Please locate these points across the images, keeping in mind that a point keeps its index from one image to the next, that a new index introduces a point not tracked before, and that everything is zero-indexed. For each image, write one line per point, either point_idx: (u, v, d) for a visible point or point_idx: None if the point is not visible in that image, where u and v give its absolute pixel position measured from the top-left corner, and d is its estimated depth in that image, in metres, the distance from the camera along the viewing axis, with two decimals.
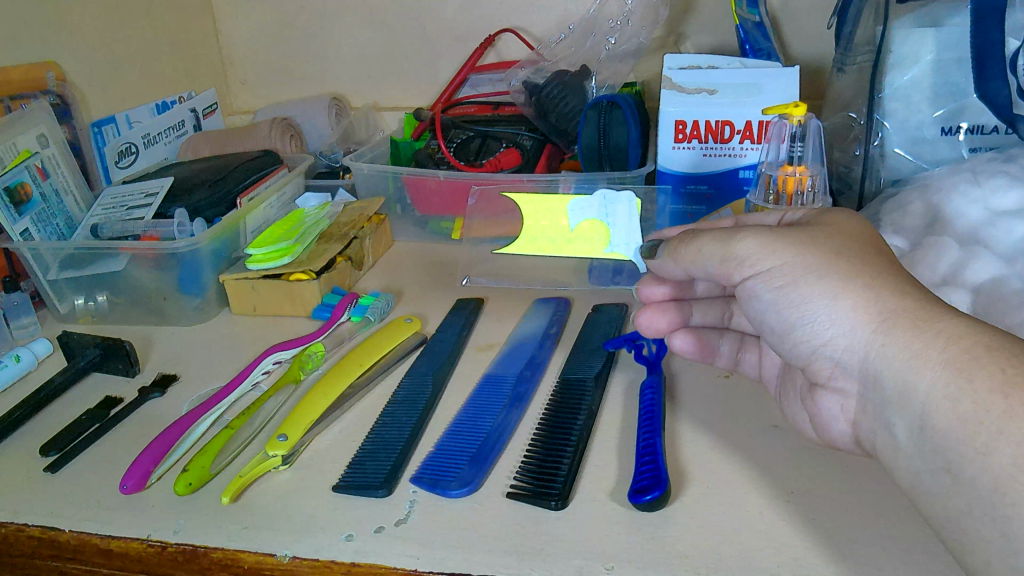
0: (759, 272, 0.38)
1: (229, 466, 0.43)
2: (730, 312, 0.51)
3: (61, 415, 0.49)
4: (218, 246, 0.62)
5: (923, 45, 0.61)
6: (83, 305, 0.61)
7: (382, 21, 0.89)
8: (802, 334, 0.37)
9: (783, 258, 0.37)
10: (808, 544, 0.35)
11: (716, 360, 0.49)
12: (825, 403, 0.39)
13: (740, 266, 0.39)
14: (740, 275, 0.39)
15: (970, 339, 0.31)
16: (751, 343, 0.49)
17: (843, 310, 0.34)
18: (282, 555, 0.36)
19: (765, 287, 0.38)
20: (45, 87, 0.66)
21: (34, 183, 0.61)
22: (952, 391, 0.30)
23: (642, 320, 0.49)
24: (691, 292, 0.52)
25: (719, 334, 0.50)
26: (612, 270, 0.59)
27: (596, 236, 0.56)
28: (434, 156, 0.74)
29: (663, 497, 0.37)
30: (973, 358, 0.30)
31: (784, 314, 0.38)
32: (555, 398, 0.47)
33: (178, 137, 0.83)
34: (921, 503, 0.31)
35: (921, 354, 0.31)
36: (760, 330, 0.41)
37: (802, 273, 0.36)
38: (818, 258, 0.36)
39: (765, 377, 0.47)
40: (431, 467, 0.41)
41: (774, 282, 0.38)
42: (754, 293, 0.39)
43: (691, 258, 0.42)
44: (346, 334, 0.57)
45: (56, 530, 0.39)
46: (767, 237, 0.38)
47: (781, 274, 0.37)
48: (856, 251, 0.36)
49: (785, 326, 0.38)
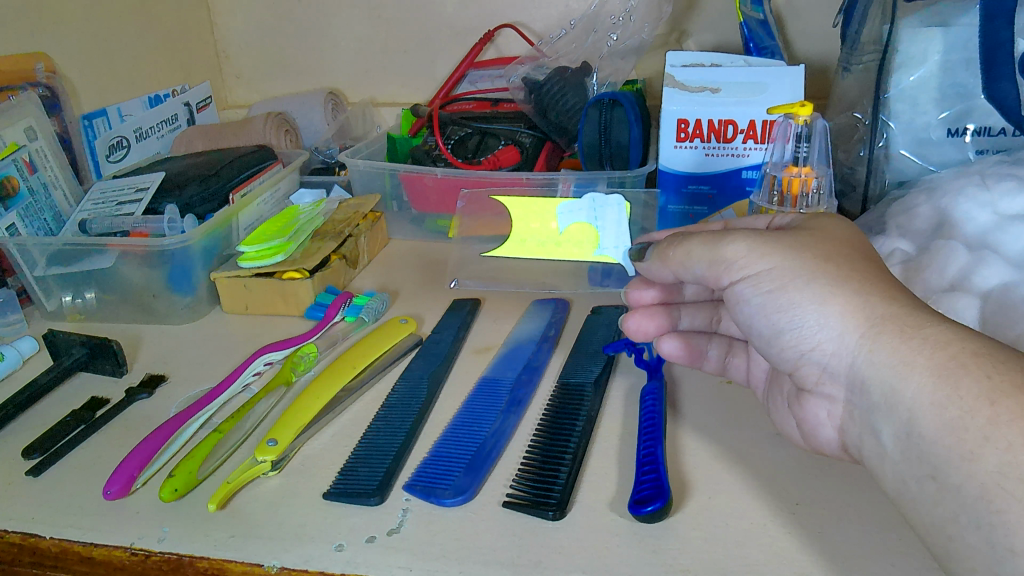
0: (746, 276, 0.37)
1: (216, 472, 0.41)
2: (719, 316, 0.50)
3: (45, 415, 0.48)
4: (209, 243, 0.61)
5: (931, 45, 0.60)
6: (71, 302, 0.60)
7: (381, 15, 0.87)
8: (789, 339, 0.36)
9: (771, 262, 0.36)
10: (803, 557, 0.34)
11: (705, 365, 0.48)
12: (812, 409, 0.38)
13: (728, 270, 0.38)
14: (728, 280, 0.38)
15: (958, 345, 0.29)
16: (740, 346, 0.47)
17: (831, 316, 0.33)
18: (269, 565, 0.35)
19: (753, 292, 0.37)
20: (34, 79, 0.65)
21: (22, 177, 0.59)
22: (939, 398, 0.28)
23: (631, 324, 0.48)
24: (678, 296, 0.52)
25: (708, 338, 0.48)
26: (602, 271, 0.59)
27: (586, 240, 0.56)
28: (431, 153, 0.73)
29: (664, 508, 0.36)
30: (961, 365, 0.29)
31: (771, 319, 0.36)
32: (551, 404, 0.45)
33: (172, 132, 0.81)
34: (909, 512, 0.30)
35: (908, 360, 0.30)
36: (748, 334, 0.40)
37: (791, 277, 0.35)
38: (806, 263, 0.35)
39: (754, 381, 0.46)
40: (424, 474, 0.40)
41: (762, 287, 0.36)
42: (741, 297, 0.38)
43: (680, 261, 0.41)
44: (339, 335, 0.56)
45: (37, 536, 0.38)
46: (756, 240, 0.37)
47: (770, 278, 0.36)
48: (847, 257, 0.35)
49: (773, 331, 0.37)
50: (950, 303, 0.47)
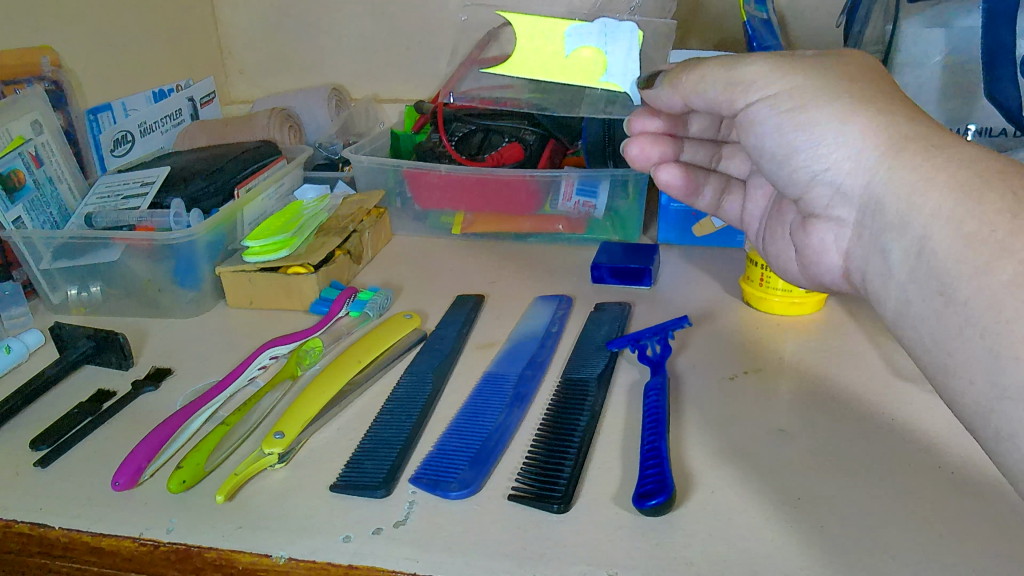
0: (759, 99, 0.37)
1: (223, 464, 0.42)
2: (720, 155, 0.52)
3: (51, 408, 0.48)
4: (214, 238, 0.61)
5: (934, 45, 0.60)
6: (76, 295, 0.60)
7: (385, 12, 0.88)
8: (802, 159, 0.36)
9: (792, 81, 0.35)
10: (809, 551, 0.34)
11: (699, 200, 0.52)
12: (820, 235, 0.38)
13: (746, 90, 0.37)
14: (738, 102, 0.38)
15: (982, 163, 0.29)
16: (736, 185, 0.51)
17: (852, 133, 0.33)
18: (277, 556, 0.35)
19: (770, 113, 0.37)
20: (40, 73, 0.65)
21: (28, 170, 0.60)
22: (958, 213, 0.28)
23: (632, 152, 0.51)
24: (685, 129, 0.52)
25: (706, 175, 0.51)
26: (610, 250, 0.64)
27: (593, 66, 0.54)
28: (435, 149, 0.74)
29: (669, 502, 0.36)
30: (984, 182, 0.28)
31: (785, 138, 0.36)
32: (556, 400, 0.46)
33: (176, 126, 0.81)
34: None
35: (929, 177, 0.30)
36: (760, 162, 0.40)
37: (813, 95, 0.34)
38: (828, 80, 0.34)
39: (748, 221, 0.50)
40: (431, 467, 0.40)
41: (780, 106, 0.36)
42: (757, 118, 0.38)
43: (692, 86, 0.41)
44: (344, 329, 0.56)
45: (47, 526, 0.38)
46: (780, 59, 0.36)
47: (789, 97, 0.35)
48: (870, 78, 0.35)
49: (785, 152, 0.37)
50: None
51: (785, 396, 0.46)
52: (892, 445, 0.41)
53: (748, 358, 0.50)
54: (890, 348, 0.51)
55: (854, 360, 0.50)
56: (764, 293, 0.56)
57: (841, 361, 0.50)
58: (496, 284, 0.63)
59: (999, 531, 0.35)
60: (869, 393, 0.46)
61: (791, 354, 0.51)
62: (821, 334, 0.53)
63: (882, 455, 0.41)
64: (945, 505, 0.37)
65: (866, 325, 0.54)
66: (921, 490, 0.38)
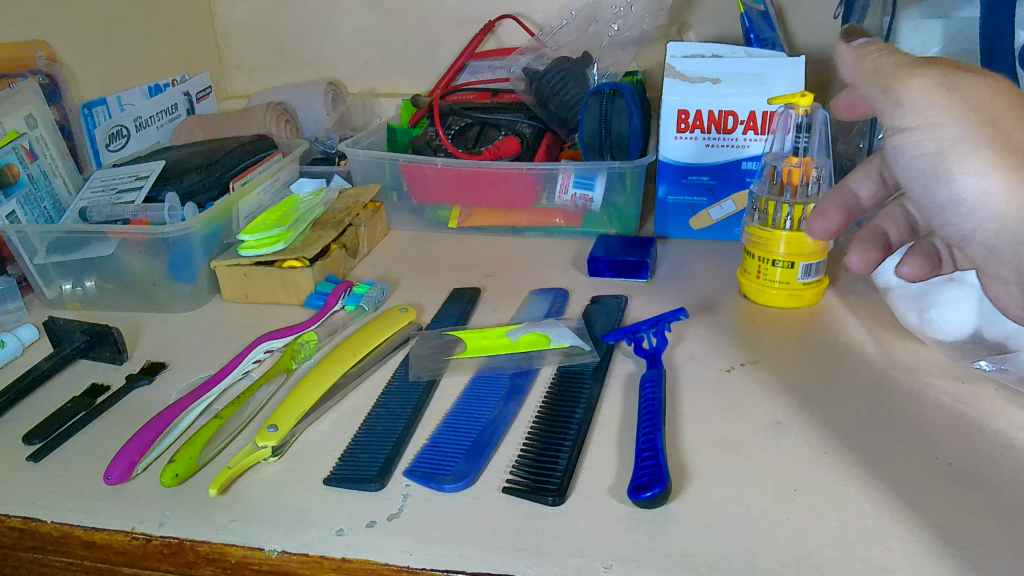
0: (908, 129, 0.35)
1: (216, 458, 0.41)
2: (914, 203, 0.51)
3: (46, 402, 0.48)
4: (210, 232, 0.61)
5: (932, 37, 0.60)
6: (71, 291, 0.60)
7: (382, 6, 0.87)
8: (949, 214, 0.35)
9: (941, 119, 0.34)
10: (807, 543, 0.34)
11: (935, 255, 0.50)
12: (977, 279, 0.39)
13: (891, 116, 0.36)
14: (887, 124, 0.36)
15: None
16: None
17: (998, 193, 0.33)
18: (271, 549, 0.35)
19: (909, 151, 0.35)
20: (35, 67, 0.65)
21: (23, 164, 0.59)
22: None
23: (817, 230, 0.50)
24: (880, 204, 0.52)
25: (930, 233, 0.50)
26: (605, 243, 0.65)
27: None
28: (431, 143, 0.73)
29: (664, 494, 0.36)
30: None
31: (927, 186, 0.36)
32: (551, 392, 0.45)
33: (172, 121, 0.81)
34: None
35: None
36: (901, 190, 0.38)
37: (951, 146, 0.34)
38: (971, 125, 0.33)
39: None
40: (425, 460, 0.40)
41: (921, 148, 0.35)
42: (896, 152, 0.36)
43: (864, 74, 0.38)
44: (340, 323, 0.56)
45: (39, 520, 0.38)
46: (942, 84, 0.34)
47: (931, 141, 0.34)
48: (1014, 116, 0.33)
49: (932, 206, 0.36)
50: (939, 297, 0.47)
51: (783, 388, 0.46)
52: (890, 436, 0.41)
53: (745, 350, 0.50)
54: (888, 340, 0.51)
55: (852, 352, 0.49)
56: (762, 285, 0.55)
57: (839, 353, 0.49)
58: (493, 277, 0.63)
59: (997, 522, 0.35)
60: (868, 385, 0.46)
61: (789, 346, 0.50)
62: (819, 326, 0.53)
63: (883, 446, 0.41)
64: (942, 497, 0.37)
65: (864, 318, 0.54)
66: (918, 481, 0.38)
